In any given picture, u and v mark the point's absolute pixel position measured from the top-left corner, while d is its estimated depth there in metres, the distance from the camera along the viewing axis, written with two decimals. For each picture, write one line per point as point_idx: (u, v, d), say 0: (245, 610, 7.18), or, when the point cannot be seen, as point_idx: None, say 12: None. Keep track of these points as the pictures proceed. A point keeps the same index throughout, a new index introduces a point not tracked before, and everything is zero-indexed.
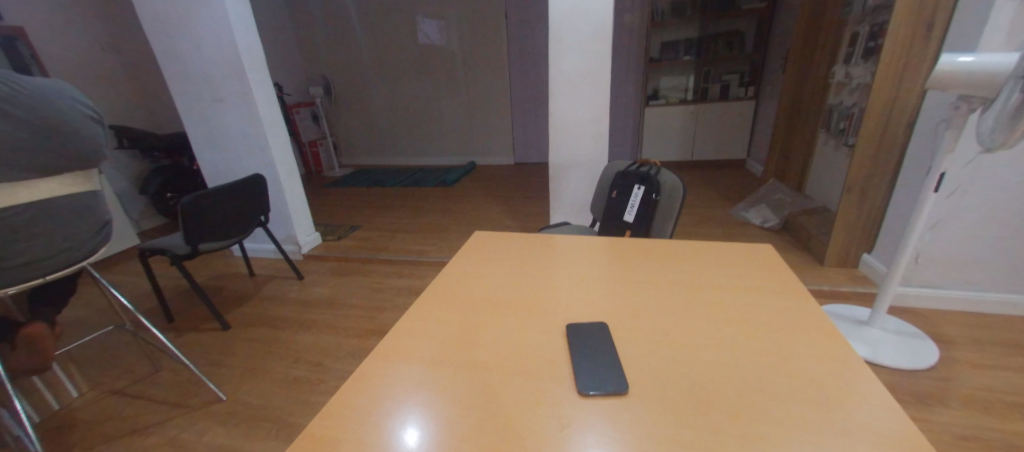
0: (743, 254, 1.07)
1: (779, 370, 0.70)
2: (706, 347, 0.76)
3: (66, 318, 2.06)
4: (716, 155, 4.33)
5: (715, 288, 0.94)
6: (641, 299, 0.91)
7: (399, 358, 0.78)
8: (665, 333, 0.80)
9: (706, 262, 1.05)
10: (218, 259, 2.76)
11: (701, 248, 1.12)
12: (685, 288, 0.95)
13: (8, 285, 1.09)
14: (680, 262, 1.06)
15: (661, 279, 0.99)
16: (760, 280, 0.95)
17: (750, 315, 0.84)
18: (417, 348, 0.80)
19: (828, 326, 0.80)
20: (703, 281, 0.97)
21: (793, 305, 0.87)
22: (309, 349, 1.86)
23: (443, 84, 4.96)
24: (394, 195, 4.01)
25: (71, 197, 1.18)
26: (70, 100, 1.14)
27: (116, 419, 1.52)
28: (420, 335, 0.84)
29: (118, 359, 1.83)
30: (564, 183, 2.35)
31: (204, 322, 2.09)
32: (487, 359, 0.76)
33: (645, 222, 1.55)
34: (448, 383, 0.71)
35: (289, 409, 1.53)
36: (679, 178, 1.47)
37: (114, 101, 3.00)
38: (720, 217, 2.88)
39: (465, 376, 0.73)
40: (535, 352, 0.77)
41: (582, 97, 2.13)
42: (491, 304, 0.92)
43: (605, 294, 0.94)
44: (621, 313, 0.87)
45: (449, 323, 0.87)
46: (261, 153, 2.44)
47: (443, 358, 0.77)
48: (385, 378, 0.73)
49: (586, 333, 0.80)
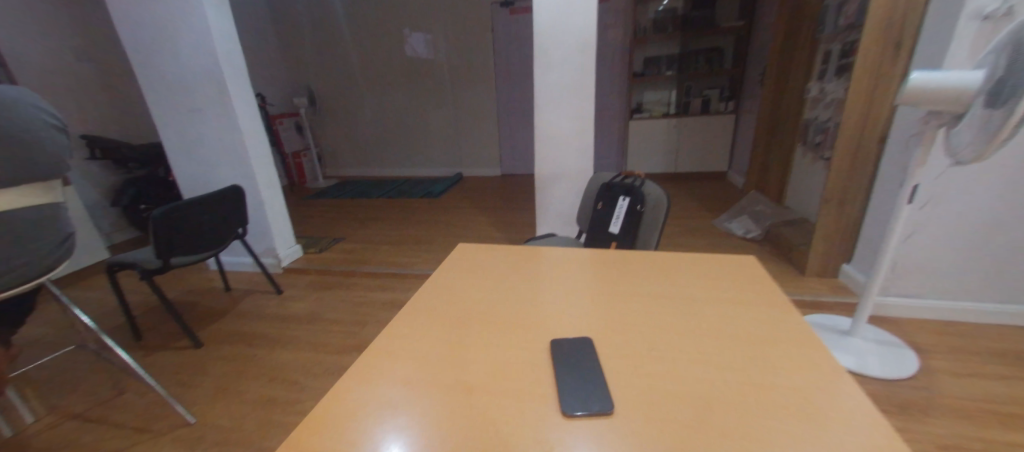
0: (726, 266, 1.07)
1: (767, 385, 0.69)
2: (692, 363, 0.75)
3: (23, 338, 1.94)
4: (698, 167, 4.41)
5: (699, 301, 0.93)
6: (626, 312, 0.90)
7: (377, 376, 0.74)
8: (651, 348, 0.79)
9: (690, 275, 1.04)
10: (192, 273, 2.66)
11: (685, 260, 1.11)
12: (671, 301, 0.94)
13: None
14: (665, 274, 1.05)
15: (646, 292, 0.98)
16: (744, 293, 0.95)
17: (734, 329, 0.83)
18: (395, 366, 0.77)
19: (810, 340, 0.79)
20: (688, 295, 0.96)
21: (778, 317, 0.86)
22: (286, 368, 1.80)
23: (429, 96, 4.97)
24: (378, 207, 3.95)
25: (31, 210, 1.12)
26: (34, 110, 1.10)
27: (74, 446, 1.44)
28: (398, 353, 0.80)
29: (78, 380, 1.73)
30: (549, 194, 2.35)
31: (175, 340, 2.00)
32: (468, 376, 0.73)
33: (630, 234, 1.54)
34: (427, 404, 0.68)
35: (264, 433, 1.49)
36: (663, 189, 1.47)
37: (87, 111, 2.91)
38: (704, 227, 2.91)
39: (445, 395, 0.70)
40: (518, 369, 0.75)
41: (568, 110, 2.14)
42: (474, 319, 0.90)
43: (591, 308, 0.92)
44: (606, 328, 0.85)
45: (429, 339, 0.84)
46: (240, 164, 2.38)
47: (423, 375, 0.74)
48: (360, 399, 0.70)
49: (570, 349, 0.78)
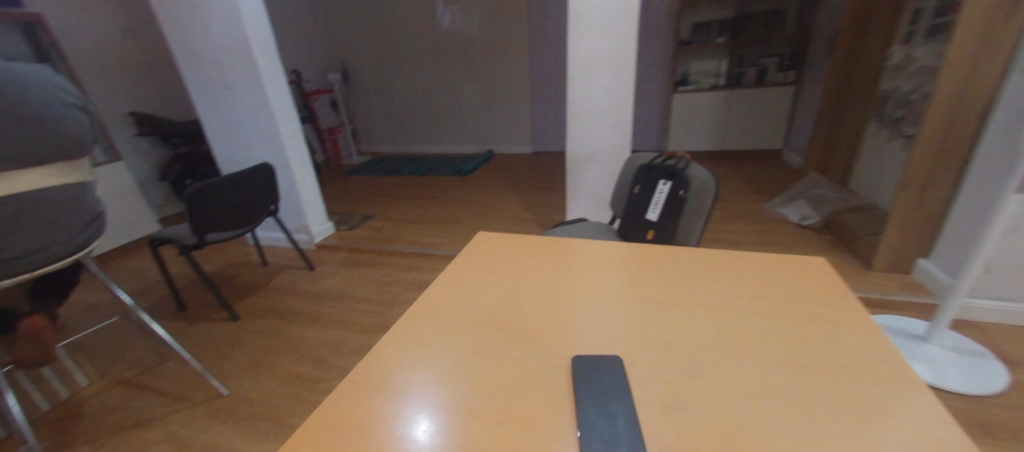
0: (787, 269, 0.91)
1: (840, 436, 0.55)
2: (744, 396, 0.62)
3: (81, 306, 2.10)
4: (750, 145, 4.06)
5: (755, 313, 0.78)
6: (664, 323, 0.77)
7: (378, 389, 0.67)
8: (692, 372, 0.66)
9: (744, 279, 0.89)
10: (233, 247, 2.76)
11: (738, 259, 0.96)
12: (720, 311, 0.79)
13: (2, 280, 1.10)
14: (712, 275, 0.91)
15: (689, 297, 0.84)
16: (812, 307, 0.79)
17: (798, 354, 0.69)
18: (396, 380, 0.69)
19: (896, 372, 0.64)
20: (741, 303, 0.81)
21: (854, 340, 0.70)
22: (314, 345, 1.83)
23: (462, 70, 4.83)
24: (411, 184, 3.94)
25: (56, 189, 1.15)
26: (50, 88, 1.11)
27: (121, 410, 1.56)
28: (402, 363, 0.72)
29: (127, 350, 1.87)
30: (583, 174, 2.21)
31: (214, 312, 2.08)
32: (475, 398, 0.65)
33: (671, 222, 1.40)
34: (427, 430, 0.60)
35: (290, 409, 1.51)
36: (711, 173, 1.31)
37: (135, 88, 3.03)
38: (754, 213, 2.68)
39: (448, 421, 0.61)
40: (534, 390, 0.65)
41: (606, 83, 1.97)
42: (488, 323, 0.80)
43: (622, 316, 0.80)
44: (639, 342, 0.73)
45: (439, 345, 0.76)
46: (273, 141, 2.39)
47: (428, 393, 0.66)
48: (354, 420, 0.63)
49: (595, 371, 0.67)
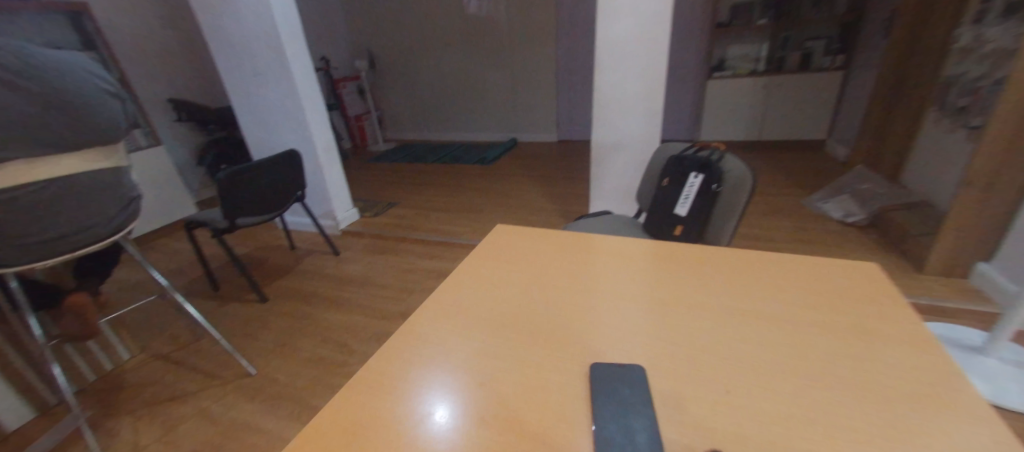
0: (831, 274, 0.83)
1: None
2: (781, 419, 0.56)
3: (124, 284, 2.22)
4: (790, 135, 3.83)
5: (795, 324, 0.71)
6: (692, 332, 0.71)
7: (385, 391, 0.64)
8: (723, 388, 0.61)
9: (782, 285, 0.81)
10: (263, 231, 2.85)
11: (777, 263, 0.88)
12: (755, 320, 0.73)
13: (46, 259, 1.16)
14: (746, 279, 0.84)
15: (722, 304, 0.77)
16: (859, 318, 0.71)
17: (845, 372, 0.61)
18: (406, 378, 0.66)
19: (959, 397, 0.57)
20: (779, 313, 0.74)
21: (908, 358, 0.63)
22: (337, 329, 1.86)
23: (489, 56, 4.75)
24: (435, 172, 3.95)
25: (94, 173, 1.20)
26: (87, 73, 1.14)
27: (158, 384, 1.64)
28: (413, 360, 0.69)
29: (164, 327, 1.97)
30: (609, 165, 2.14)
31: (244, 293, 2.16)
32: (485, 404, 0.61)
33: (701, 218, 1.33)
34: (435, 437, 0.57)
35: (313, 391, 1.55)
36: (748, 166, 1.23)
37: (173, 75, 3.13)
38: (792, 209, 2.54)
39: (456, 429, 0.58)
40: (548, 397, 0.61)
41: (635, 69, 1.87)
42: (503, 323, 0.76)
43: (647, 322, 0.74)
44: (665, 353, 0.67)
45: (451, 343, 0.72)
46: (300, 128, 2.43)
47: (437, 396, 0.63)
48: (361, 419, 0.60)
49: (615, 379, 0.62)
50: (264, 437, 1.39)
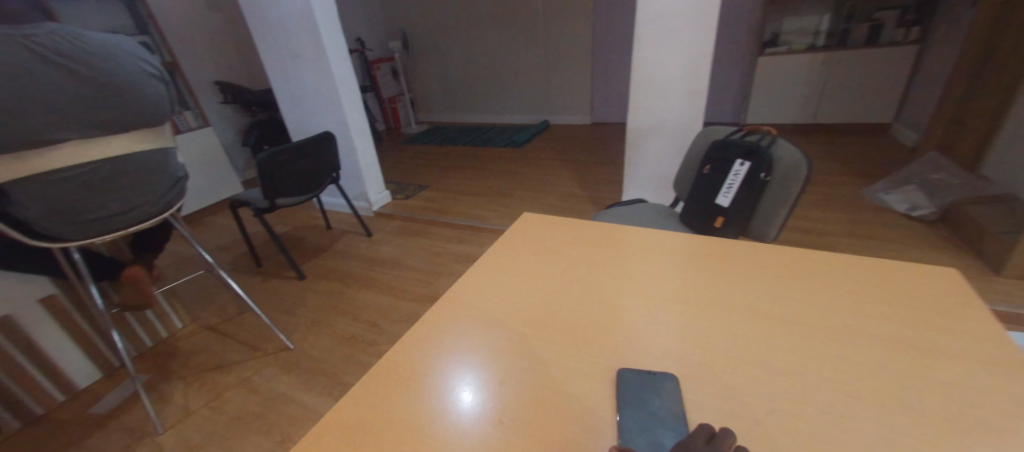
0: (896, 279, 0.74)
1: None
2: (835, 449, 0.49)
3: (177, 259, 2.38)
4: (849, 117, 3.52)
5: (855, 338, 0.63)
6: (734, 339, 0.65)
7: (403, 383, 0.62)
8: (767, 407, 0.54)
9: (841, 291, 0.72)
10: (302, 211, 2.96)
11: (835, 266, 0.79)
12: (808, 331, 0.65)
13: (103, 235, 1.25)
14: (796, 280, 0.76)
15: (770, 309, 0.70)
16: (934, 335, 0.62)
17: (910, 395, 0.54)
18: (427, 369, 0.64)
19: None
20: (836, 324, 0.66)
21: (991, 383, 0.55)
22: (369, 308, 1.91)
23: (523, 34, 4.61)
24: (466, 155, 3.94)
25: (142, 154, 1.24)
26: (132, 57, 1.16)
27: (206, 353, 1.76)
28: (434, 350, 0.67)
29: (213, 300, 2.10)
30: (645, 149, 2.05)
31: (284, 270, 2.25)
32: (504, 406, 0.57)
33: (746, 209, 1.24)
34: (451, 438, 0.54)
35: (345, 368, 1.61)
36: (803, 153, 1.14)
37: (218, 59, 3.25)
38: (848, 200, 2.36)
39: (476, 428, 0.55)
40: (573, 401, 0.57)
41: (679, 46, 1.75)
42: (527, 319, 0.72)
43: (684, 326, 0.68)
44: (702, 362, 0.61)
45: (473, 335, 0.69)
46: (335, 110, 2.46)
47: (458, 391, 0.60)
48: (380, 410, 0.58)
49: (646, 386, 0.57)
50: (300, 409, 1.46)
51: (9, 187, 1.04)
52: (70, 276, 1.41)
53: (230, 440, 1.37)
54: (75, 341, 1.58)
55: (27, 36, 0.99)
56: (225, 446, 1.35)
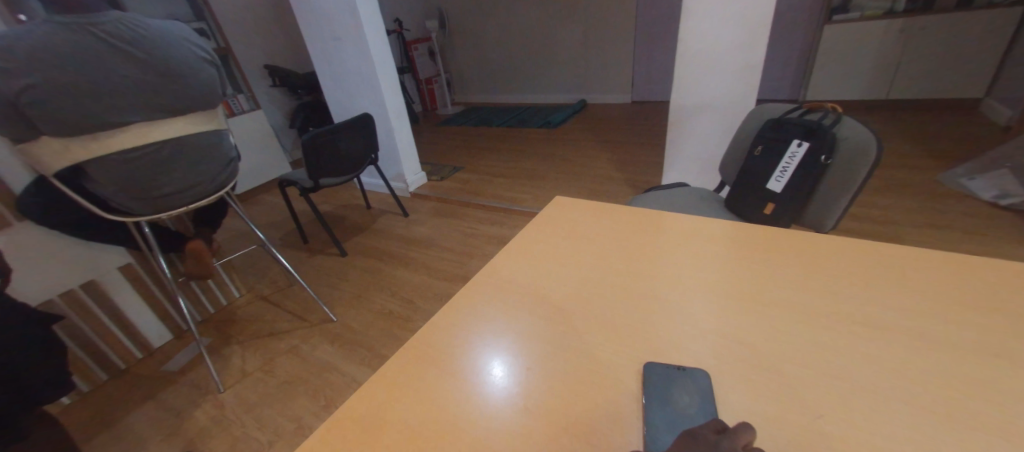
0: (975, 277, 0.65)
1: None
2: None
3: (232, 235, 2.55)
4: (927, 92, 3.15)
5: (922, 342, 0.56)
6: (781, 336, 0.59)
7: (431, 361, 0.62)
8: (814, 412, 0.50)
9: (909, 288, 0.64)
10: (344, 191, 3.08)
11: (903, 260, 0.70)
12: (867, 331, 0.59)
13: (168, 211, 1.34)
14: (853, 273, 0.69)
15: (824, 305, 0.63)
16: (1018, 343, 0.54)
17: (984, 410, 0.48)
18: (454, 349, 0.64)
19: None
20: (901, 325, 0.59)
21: None
22: (405, 286, 1.98)
23: (562, 9, 4.43)
24: (501, 136, 3.92)
25: (198, 135, 1.31)
26: (185, 42, 1.21)
27: (260, 321, 1.90)
28: (462, 331, 0.67)
29: (265, 273, 2.25)
30: (689, 129, 1.93)
31: (327, 247, 2.37)
32: (529, 391, 0.56)
33: (800, 194, 1.14)
34: (475, 418, 0.54)
35: (383, 341, 1.68)
36: (873, 134, 1.02)
37: (266, 43, 3.39)
38: (918, 186, 2.14)
39: (499, 410, 0.54)
40: (598, 388, 0.56)
41: (730, 16, 1.60)
42: (557, 303, 0.70)
43: (725, 319, 0.63)
44: (743, 359, 0.57)
45: (501, 317, 0.68)
46: (374, 92, 2.51)
47: (483, 373, 0.59)
48: (407, 388, 0.58)
49: (677, 380, 0.54)
50: (342, 377, 1.55)
51: (84, 165, 1.14)
52: (141, 247, 1.54)
53: (280, 402, 1.48)
54: (148, 306, 1.75)
55: (93, 24, 1.05)
56: (276, 406, 1.46)
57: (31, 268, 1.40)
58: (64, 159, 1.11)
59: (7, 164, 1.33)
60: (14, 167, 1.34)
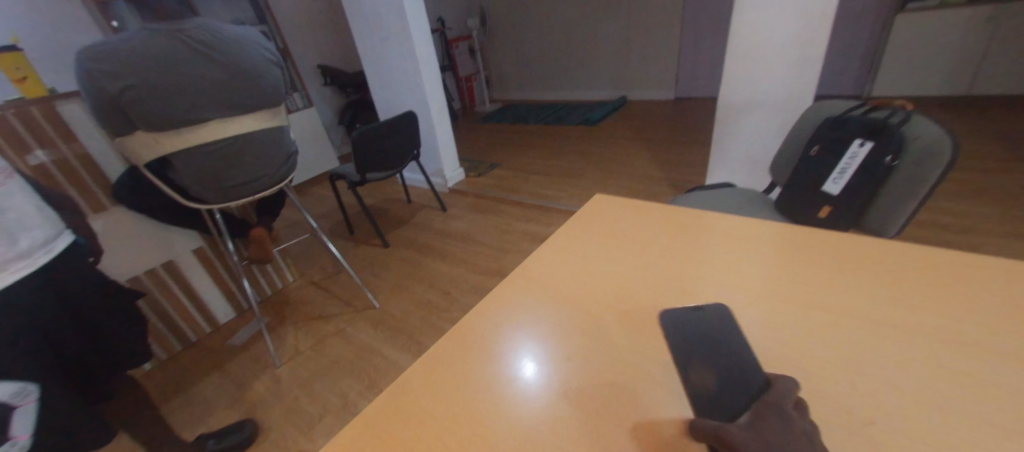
0: None
1: None
2: None
3: (286, 224, 2.73)
4: (1015, 87, 2.85)
5: (990, 354, 0.52)
6: (827, 338, 0.58)
7: (475, 347, 0.65)
8: (865, 417, 0.48)
9: (974, 296, 0.60)
10: (387, 185, 3.21)
11: (975, 267, 0.65)
12: (923, 339, 0.55)
13: (237, 199, 1.47)
14: (917, 279, 0.64)
15: (876, 309, 0.60)
16: None
17: None
18: (497, 337, 0.67)
19: None
20: (966, 335, 0.55)
21: None
22: (443, 278, 2.05)
23: (606, 4, 4.36)
24: (539, 133, 3.93)
25: (264, 131, 1.42)
26: (255, 45, 1.31)
27: (310, 305, 2.02)
28: (504, 321, 0.69)
29: (316, 260, 2.39)
30: (737, 127, 1.86)
31: (371, 238, 2.48)
32: (567, 378, 0.59)
33: (860, 198, 1.08)
34: (515, 402, 0.57)
35: (423, 329, 1.75)
36: (947, 133, 0.95)
37: (320, 44, 3.58)
38: (1000, 191, 1.95)
39: (539, 397, 0.57)
40: (638, 381, 0.57)
41: (787, 8, 1.53)
42: (596, 297, 0.71)
43: (768, 320, 0.62)
44: (785, 359, 0.56)
45: (541, 308, 0.71)
46: (418, 89, 2.59)
47: (524, 360, 0.62)
48: (453, 372, 0.62)
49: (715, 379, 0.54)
50: (384, 361, 1.63)
51: (170, 157, 1.27)
52: (212, 232, 1.69)
53: (328, 379, 1.58)
54: (216, 285, 1.92)
55: (180, 30, 1.17)
56: (324, 384, 1.56)
57: (119, 248, 1.57)
58: (154, 151, 1.25)
59: (106, 156, 1.51)
60: (110, 158, 1.52)
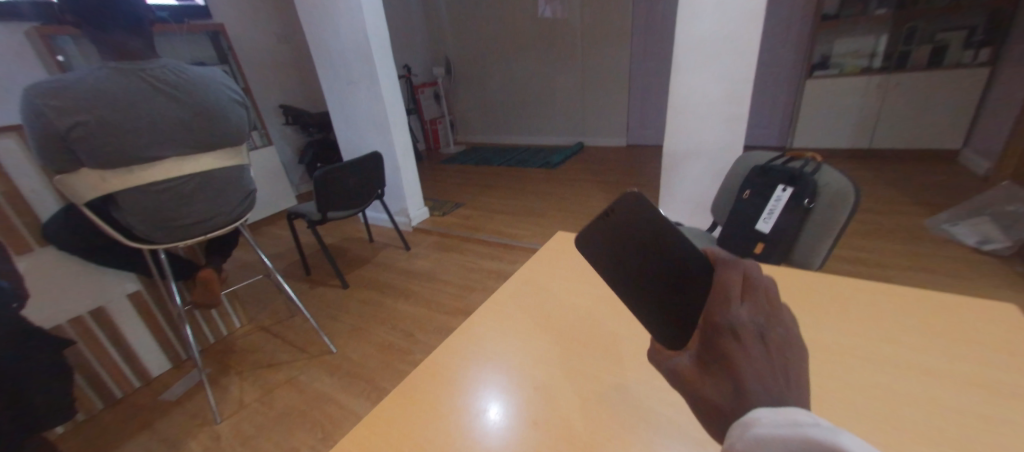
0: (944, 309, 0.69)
1: None
2: None
3: (237, 266, 2.59)
4: (909, 142, 3.33)
5: (892, 367, 0.59)
6: None
7: (444, 384, 0.68)
8: None
9: (883, 321, 0.68)
10: (348, 225, 3.15)
11: (878, 294, 0.75)
12: (838, 357, 0.62)
13: (188, 238, 1.38)
14: (830, 306, 0.73)
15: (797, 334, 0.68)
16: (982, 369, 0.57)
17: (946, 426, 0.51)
18: (465, 373, 0.70)
19: None
20: (871, 352, 0.62)
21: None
22: (405, 318, 2.01)
23: (562, 59, 4.72)
24: (502, 175, 4.06)
25: (223, 171, 1.40)
26: (220, 86, 1.34)
27: (259, 352, 1.91)
28: (471, 357, 0.73)
29: (266, 304, 2.28)
30: (682, 173, 2.04)
31: (330, 279, 2.41)
32: (533, 408, 0.63)
33: (786, 236, 1.22)
34: (486, 434, 0.60)
35: (384, 374, 1.69)
36: (850, 180, 1.11)
37: (283, 85, 3.59)
38: (906, 231, 2.22)
39: (507, 428, 0.60)
40: (599, 410, 0.61)
41: (718, 73, 1.75)
42: (558, 332, 0.76)
43: None
44: None
45: (507, 344, 0.75)
46: (383, 131, 2.64)
47: (493, 394, 0.65)
48: (422, 408, 0.64)
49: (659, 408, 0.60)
50: (341, 410, 1.55)
51: (116, 195, 1.22)
52: (154, 273, 1.58)
53: (277, 433, 1.48)
54: (153, 334, 1.78)
55: (143, 69, 1.19)
56: (273, 438, 1.46)
57: (44, 292, 1.44)
58: (98, 190, 1.19)
59: (38, 193, 1.44)
60: (44, 196, 1.45)
